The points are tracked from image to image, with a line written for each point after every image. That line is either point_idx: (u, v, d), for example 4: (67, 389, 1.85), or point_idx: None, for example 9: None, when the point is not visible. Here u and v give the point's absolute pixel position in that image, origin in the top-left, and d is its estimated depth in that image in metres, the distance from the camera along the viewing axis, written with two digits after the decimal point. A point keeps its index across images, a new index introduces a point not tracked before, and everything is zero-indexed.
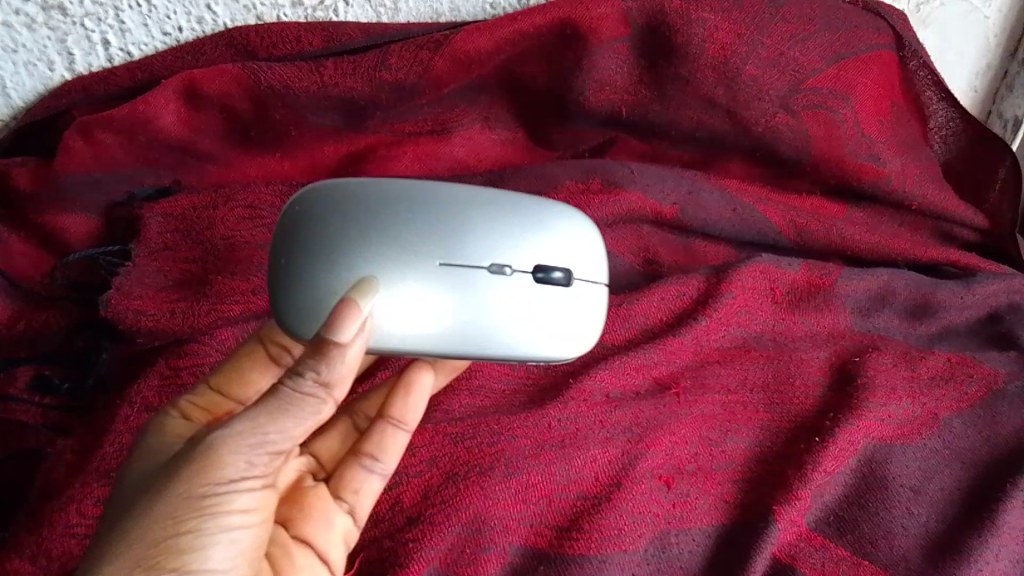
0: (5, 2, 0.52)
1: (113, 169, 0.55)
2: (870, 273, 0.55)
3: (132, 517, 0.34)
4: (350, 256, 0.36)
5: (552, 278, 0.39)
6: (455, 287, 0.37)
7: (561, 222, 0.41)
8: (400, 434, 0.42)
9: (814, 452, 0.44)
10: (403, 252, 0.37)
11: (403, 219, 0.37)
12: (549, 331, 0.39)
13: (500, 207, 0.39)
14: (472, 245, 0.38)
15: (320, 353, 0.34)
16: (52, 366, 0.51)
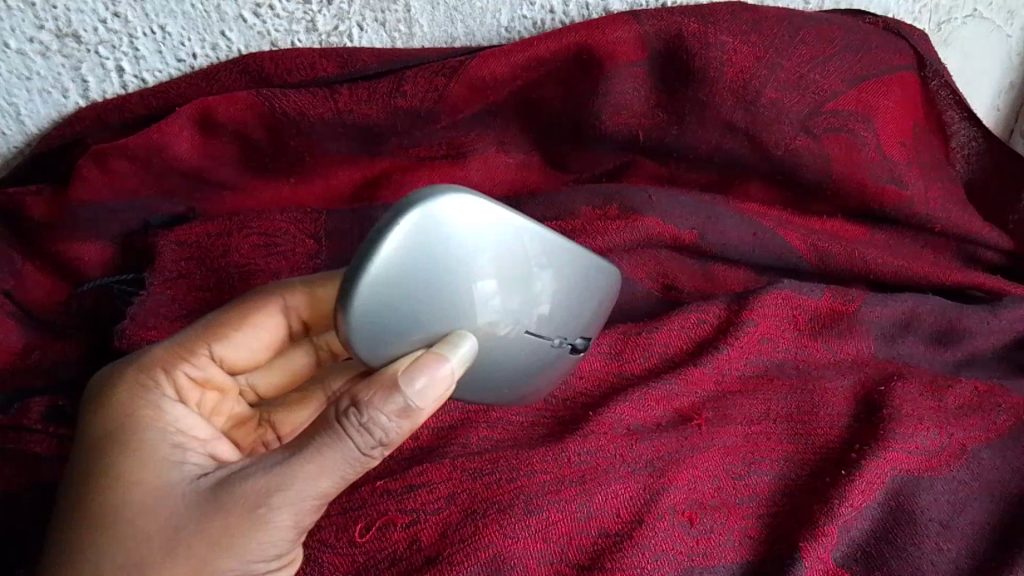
0: (19, 30, 0.53)
1: (128, 198, 0.55)
2: (893, 299, 0.54)
3: (178, 560, 0.34)
4: (447, 312, 0.36)
5: (574, 346, 0.43)
6: (518, 351, 0.40)
7: (604, 283, 0.44)
8: None
9: (840, 486, 0.43)
10: (492, 320, 0.37)
11: (512, 277, 0.37)
12: (548, 383, 0.44)
13: (579, 272, 0.41)
14: (545, 315, 0.40)
15: (395, 408, 0.34)
16: (67, 398, 0.51)
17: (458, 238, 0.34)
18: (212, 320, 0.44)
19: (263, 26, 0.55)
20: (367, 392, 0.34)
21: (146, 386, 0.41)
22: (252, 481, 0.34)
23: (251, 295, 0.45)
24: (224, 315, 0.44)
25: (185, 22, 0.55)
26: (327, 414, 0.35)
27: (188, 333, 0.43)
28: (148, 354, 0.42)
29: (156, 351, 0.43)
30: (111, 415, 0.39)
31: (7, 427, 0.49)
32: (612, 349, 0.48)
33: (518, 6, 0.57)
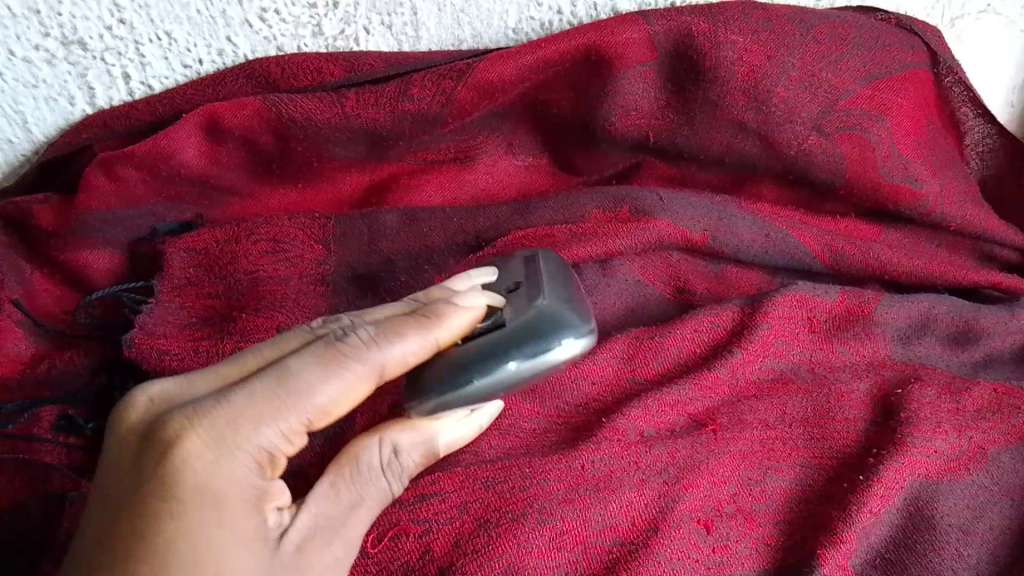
0: (24, 37, 0.53)
1: (137, 205, 0.56)
2: (911, 299, 0.53)
3: None
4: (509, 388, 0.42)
5: None
6: None
7: None
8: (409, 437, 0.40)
9: (858, 492, 0.42)
10: None
11: None
12: None
13: None
14: None
15: (421, 451, 0.40)
16: (76, 407, 0.52)
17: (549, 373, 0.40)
18: (308, 386, 0.35)
19: (269, 31, 0.55)
20: (404, 440, 0.39)
21: (237, 464, 0.34)
22: (323, 550, 0.37)
23: (348, 351, 0.36)
24: (322, 379, 0.35)
25: (191, 28, 0.54)
26: (365, 460, 0.39)
27: (280, 402, 0.34)
28: (233, 420, 0.34)
29: (244, 411, 0.34)
30: (197, 495, 0.33)
31: (18, 436, 0.50)
32: (624, 353, 0.47)
33: (525, 7, 0.56)
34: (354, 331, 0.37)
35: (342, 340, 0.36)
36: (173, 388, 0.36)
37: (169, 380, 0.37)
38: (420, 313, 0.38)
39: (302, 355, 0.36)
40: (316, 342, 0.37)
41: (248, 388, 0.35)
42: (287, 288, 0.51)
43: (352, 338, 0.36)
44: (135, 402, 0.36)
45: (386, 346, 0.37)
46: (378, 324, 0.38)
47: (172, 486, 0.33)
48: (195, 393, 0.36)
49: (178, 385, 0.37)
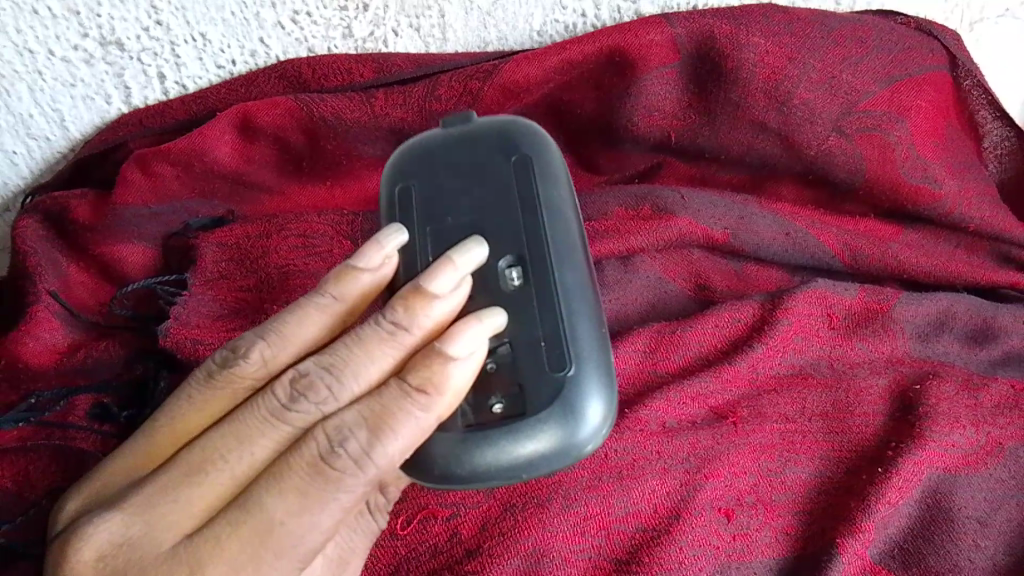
0: (64, 37, 0.55)
1: (170, 201, 0.57)
2: (928, 298, 0.53)
3: None
4: None
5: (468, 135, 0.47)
6: None
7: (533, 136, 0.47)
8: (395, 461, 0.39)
9: (877, 482, 0.43)
10: None
11: None
12: None
13: None
14: None
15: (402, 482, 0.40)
16: (111, 394, 0.54)
17: None
18: (296, 533, 0.33)
19: (301, 32, 0.57)
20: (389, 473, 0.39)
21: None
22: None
23: (340, 476, 0.33)
24: (307, 519, 0.33)
25: (226, 29, 0.56)
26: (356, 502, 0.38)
27: (267, 555, 0.33)
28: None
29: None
30: None
31: (53, 423, 0.52)
32: (646, 346, 0.48)
33: (550, 10, 0.57)
34: (346, 441, 0.33)
35: (331, 458, 0.33)
36: (123, 532, 0.34)
37: (112, 519, 0.34)
38: (415, 386, 0.34)
39: (281, 495, 0.33)
40: (295, 466, 0.33)
41: (226, 551, 0.33)
42: (317, 282, 0.52)
43: (342, 454, 0.33)
44: (80, 557, 0.34)
45: (381, 451, 0.33)
46: (366, 420, 0.34)
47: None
48: (157, 538, 0.34)
49: (138, 531, 0.34)
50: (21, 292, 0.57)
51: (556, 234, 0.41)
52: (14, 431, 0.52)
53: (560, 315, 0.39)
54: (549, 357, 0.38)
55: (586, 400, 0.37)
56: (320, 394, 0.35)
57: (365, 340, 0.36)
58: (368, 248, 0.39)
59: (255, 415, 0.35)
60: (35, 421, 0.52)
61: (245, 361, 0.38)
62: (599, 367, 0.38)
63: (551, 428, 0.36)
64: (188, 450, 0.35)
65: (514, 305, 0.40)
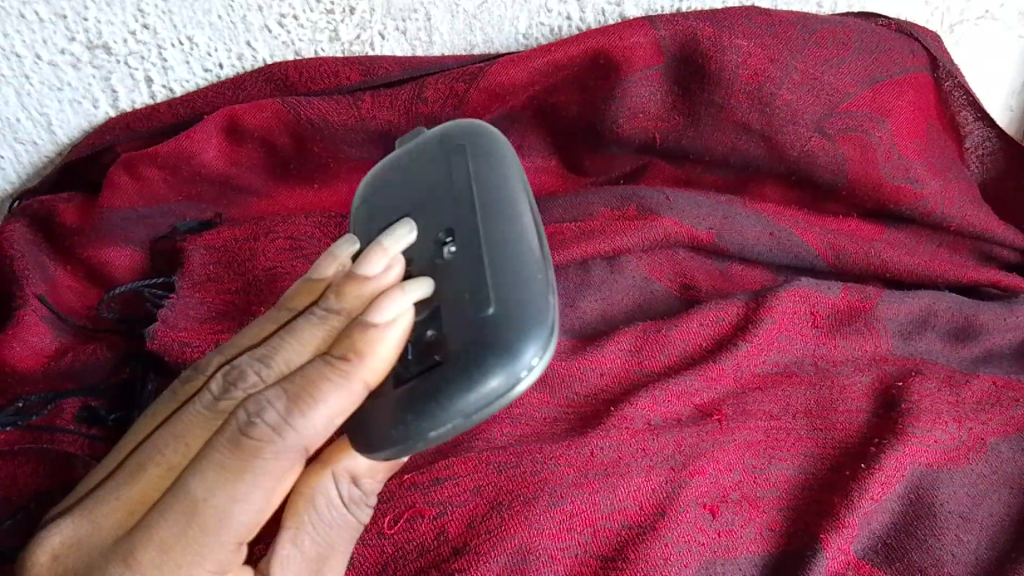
0: (51, 42, 0.55)
1: (157, 204, 0.57)
2: (910, 296, 0.54)
3: None
4: None
5: None
6: None
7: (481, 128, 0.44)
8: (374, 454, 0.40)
9: (860, 479, 0.44)
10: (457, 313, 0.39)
11: None
12: None
13: None
14: None
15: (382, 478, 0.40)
16: (98, 397, 0.54)
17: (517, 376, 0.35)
18: (223, 514, 0.31)
19: (288, 36, 0.57)
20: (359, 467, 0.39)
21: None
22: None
23: (259, 448, 0.31)
24: (232, 500, 0.31)
25: (213, 33, 0.56)
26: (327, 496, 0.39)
27: (198, 540, 0.32)
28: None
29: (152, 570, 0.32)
30: None
31: (41, 427, 0.52)
32: (632, 345, 0.49)
33: (535, 13, 0.58)
34: (263, 413, 0.31)
35: (249, 429, 0.31)
36: (73, 534, 0.35)
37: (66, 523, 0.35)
38: (339, 356, 0.33)
39: (202, 474, 0.32)
40: (217, 445, 0.32)
41: (155, 537, 0.32)
42: None
43: (260, 424, 0.31)
44: (36, 563, 0.34)
45: (303, 420, 0.32)
46: (286, 391, 0.32)
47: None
48: (101, 535, 0.34)
49: (87, 529, 0.34)
50: (9, 296, 0.57)
51: (488, 199, 0.38)
52: None
53: (487, 263, 0.36)
54: (477, 304, 0.34)
55: (519, 338, 0.33)
56: (247, 380, 0.34)
57: (296, 325, 0.34)
58: (323, 259, 0.38)
59: (193, 412, 0.35)
60: (23, 425, 0.52)
61: (202, 373, 0.38)
62: (532, 303, 0.34)
63: (486, 375, 0.33)
64: (138, 452, 0.36)
65: (444, 273, 0.36)
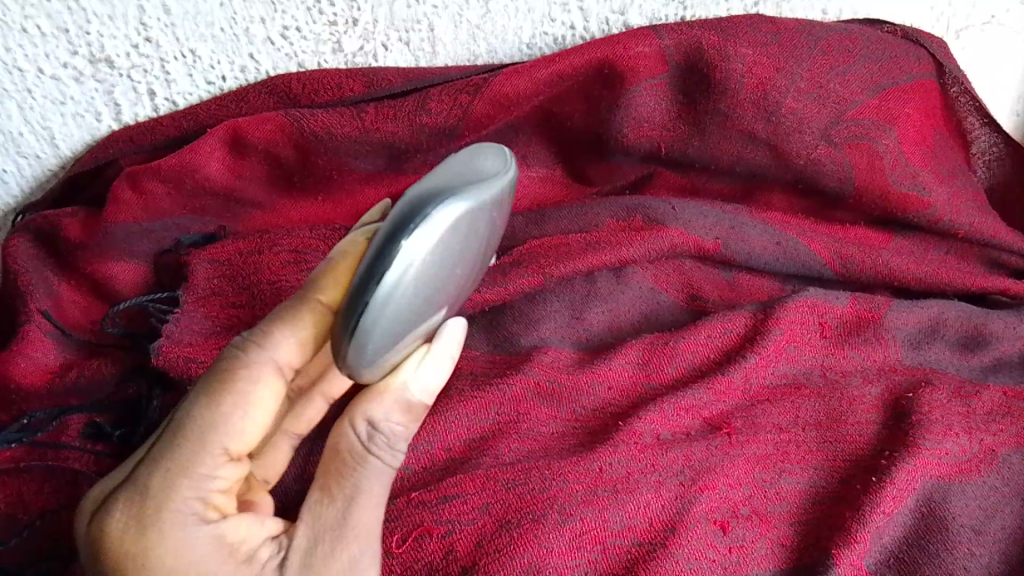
0: (53, 55, 0.55)
1: (161, 218, 0.57)
2: (920, 305, 0.53)
3: None
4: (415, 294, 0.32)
5: None
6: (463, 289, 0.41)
7: None
8: (397, 393, 0.39)
9: (872, 493, 0.43)
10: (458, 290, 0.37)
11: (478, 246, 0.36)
12: None
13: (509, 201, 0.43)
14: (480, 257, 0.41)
15: (410, 416, 0.40)
16: (103, 413, 0.54)
17: (453, 248, 0.32)
18: (203, 420, 0.38)
19: (291, 48, 0.57)
20: (378, 409, 0.39)
21: (182, 516, 0.37)
22: (335, 554, 0.38)
23: (234, 362, 0.39)
24: (211, 409, 0.38)
25: (215, 45, 0.56)
26: (348, 442, 0.39)
27: (187, 448, 0.37)
28: (150, 486, 0.37)
29: (154, 477, 0.37)
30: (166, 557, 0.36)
31: (47, 444, 0.52)
32: (639, 358, 0.48)
33: (539, 23, 0.57)
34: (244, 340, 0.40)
35: (228, 353, 0.40)
36: (102, 486, 0.39)
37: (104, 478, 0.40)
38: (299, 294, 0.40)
39: (193, 394, 0.39)
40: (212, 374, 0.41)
41: (157, 451, 0.38)
42: None
43: (236, 349, 0.40)
44: (80, 514, 0.39)
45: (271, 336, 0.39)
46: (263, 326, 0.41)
47: (130, 560, 0.36)
48: (122, 473, 0.39)
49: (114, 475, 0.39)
50: (14, 312, 0.57)
51: None
52: (9, 453, 0.52)
53: None
54: None
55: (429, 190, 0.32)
56: None
57: None
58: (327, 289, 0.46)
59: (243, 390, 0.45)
60: (28, 443, 0.52)
61: None
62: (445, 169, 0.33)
63: (393, 223, 0.31)
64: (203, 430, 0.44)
65: None
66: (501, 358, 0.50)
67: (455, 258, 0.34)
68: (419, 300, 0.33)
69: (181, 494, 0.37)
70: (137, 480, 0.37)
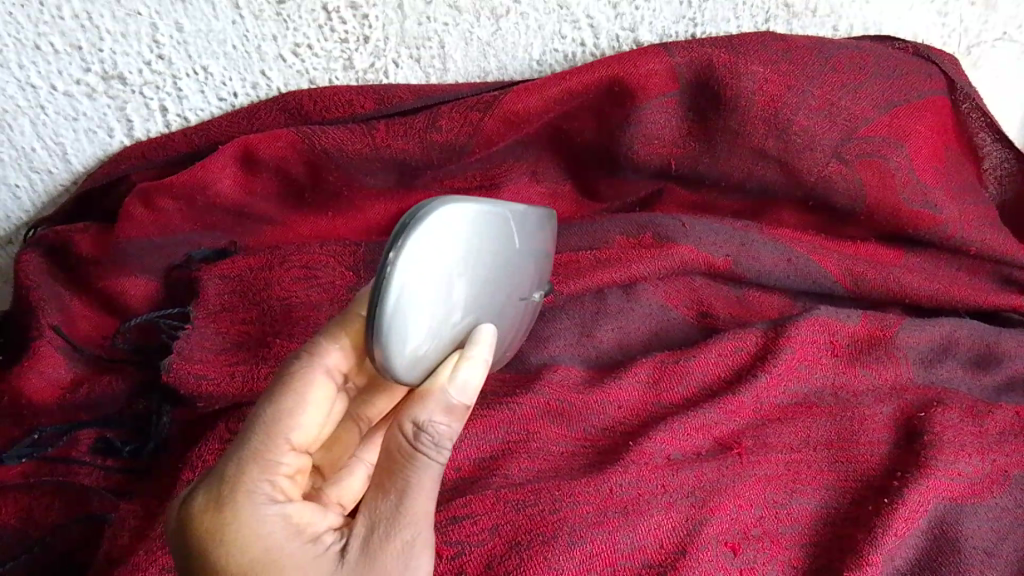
0: (66, 72, 0.55)
1: (172, 234, 0.57)
2: (932, 323, 0.53)
3: None
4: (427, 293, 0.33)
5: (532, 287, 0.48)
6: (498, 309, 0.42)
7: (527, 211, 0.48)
8: (441, 396, 0.37)
9: (884, 514, 0.43)
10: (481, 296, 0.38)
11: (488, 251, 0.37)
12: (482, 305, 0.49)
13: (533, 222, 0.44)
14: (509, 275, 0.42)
15: (457, 415, 0.37)
16: (112, 428, 0.54)
17: (448, 243, 0.33)
18: (266, 416, 0.37)
19: (302, 65, 0.57)
20: (425, 411, 0.36)
21: (255, 495, 0.36)
22: (390, 538, 0.36)
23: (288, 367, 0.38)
24: (273, 406, 0.37)
25: (227, 62, 0.56)
26: (396, 442, 0.37)
27: (257, 439, 0.37)
28: (226, 471, 0.36)
29: (229, 466, 0.36)
30: (242, 535, 0.35)
31: (56, 458, 0.53)
32: (649, 377, 0.48)
33: (549, 40, 0.58)
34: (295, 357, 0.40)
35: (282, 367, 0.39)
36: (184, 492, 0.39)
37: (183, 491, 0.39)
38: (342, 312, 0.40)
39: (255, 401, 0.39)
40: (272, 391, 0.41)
41: (230, 445, 0.37)
42: (320, 314, 0.53)
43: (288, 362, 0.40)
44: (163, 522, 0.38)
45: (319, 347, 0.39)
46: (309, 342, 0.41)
47: (209, 536, 0.35)
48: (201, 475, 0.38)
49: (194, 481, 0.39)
50: (26, 327, 0.57)
51: None
52: (19, 468, 0.52)
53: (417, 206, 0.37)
54: None
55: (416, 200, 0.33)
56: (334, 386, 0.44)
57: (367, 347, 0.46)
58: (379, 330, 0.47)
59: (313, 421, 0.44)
60: (38, 457, 0.52)
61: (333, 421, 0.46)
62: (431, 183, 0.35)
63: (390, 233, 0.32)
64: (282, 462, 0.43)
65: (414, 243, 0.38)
66: (512, 376, 0.50)
67: (455, 269, 0.34)
68: (426, 308, 0.33)
69: (253, 476, 0.36)
70: (215, 471, 0.37)
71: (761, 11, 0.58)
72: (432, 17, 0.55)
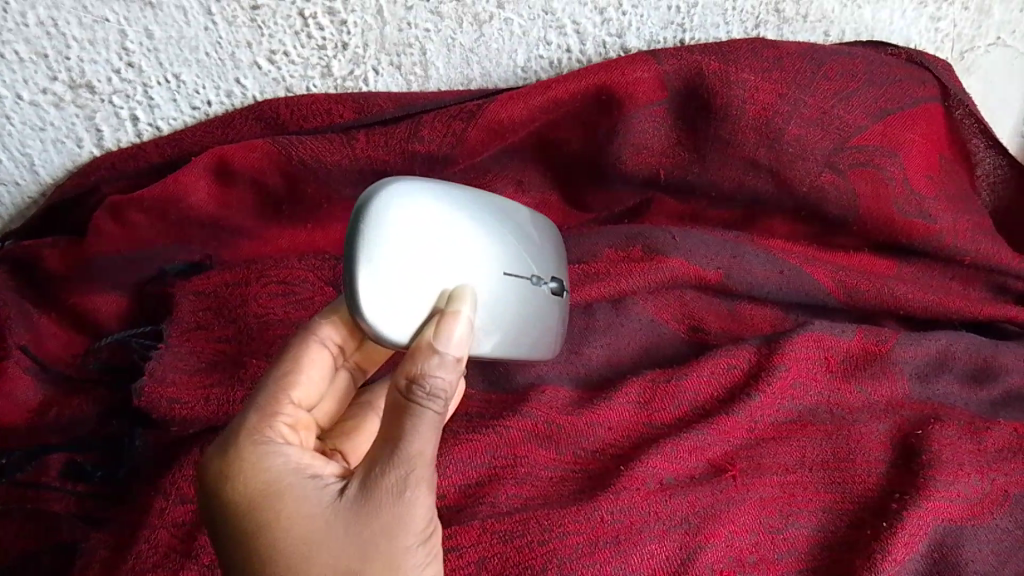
0: (32, 81, 0.53)
1: (145, 249, 0.55)
2: (927, 337, 0.52)
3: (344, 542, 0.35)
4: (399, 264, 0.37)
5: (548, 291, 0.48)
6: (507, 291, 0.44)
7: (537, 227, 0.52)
8: (431, 348, 0.36)
9: (882, 540, 0.42)
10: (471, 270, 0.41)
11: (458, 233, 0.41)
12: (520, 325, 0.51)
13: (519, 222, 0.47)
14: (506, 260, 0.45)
15: (453, 367, 0.37)
16: (83, 453, 0.51)
17: (402, 220, 0.37)
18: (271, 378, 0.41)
19: (278, 72, 0.55)
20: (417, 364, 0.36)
21: (257, 438, 0.38)
22: (381, 474, 0.35)
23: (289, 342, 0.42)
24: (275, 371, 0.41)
25: (200, 70, 0.54)
26: (395, 400, 0.36)
27: (263, 395, 0.40)
28: (234, 422, 0.39)
29: (238, 419, 0.39)
30: (244, 471, 0.37)
31: (25, 484, 0.50)
32: (640, 397, 0.47)
33: (534, 46, 0.56)
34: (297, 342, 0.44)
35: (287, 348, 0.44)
36: None
37: None
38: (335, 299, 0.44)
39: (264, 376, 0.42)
40: None
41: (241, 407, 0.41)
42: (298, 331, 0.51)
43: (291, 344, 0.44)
44: None
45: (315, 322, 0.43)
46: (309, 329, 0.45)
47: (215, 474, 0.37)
48: None
49: None
50: None
51: None
52: None
53: None
54: None
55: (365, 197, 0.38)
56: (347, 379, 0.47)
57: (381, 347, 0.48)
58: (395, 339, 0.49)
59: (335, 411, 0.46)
60: (8, 482, 0.50)
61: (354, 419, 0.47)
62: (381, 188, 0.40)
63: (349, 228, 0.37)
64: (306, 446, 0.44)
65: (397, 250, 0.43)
66: (497, 398, 0.48)
67: (421, 252, 0.38)
68: (399, 286, 0.36)
69: (256, 422, 0.39)
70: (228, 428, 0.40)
71: (752, 17, 0.57)
72: (413, 23, 0.53)
